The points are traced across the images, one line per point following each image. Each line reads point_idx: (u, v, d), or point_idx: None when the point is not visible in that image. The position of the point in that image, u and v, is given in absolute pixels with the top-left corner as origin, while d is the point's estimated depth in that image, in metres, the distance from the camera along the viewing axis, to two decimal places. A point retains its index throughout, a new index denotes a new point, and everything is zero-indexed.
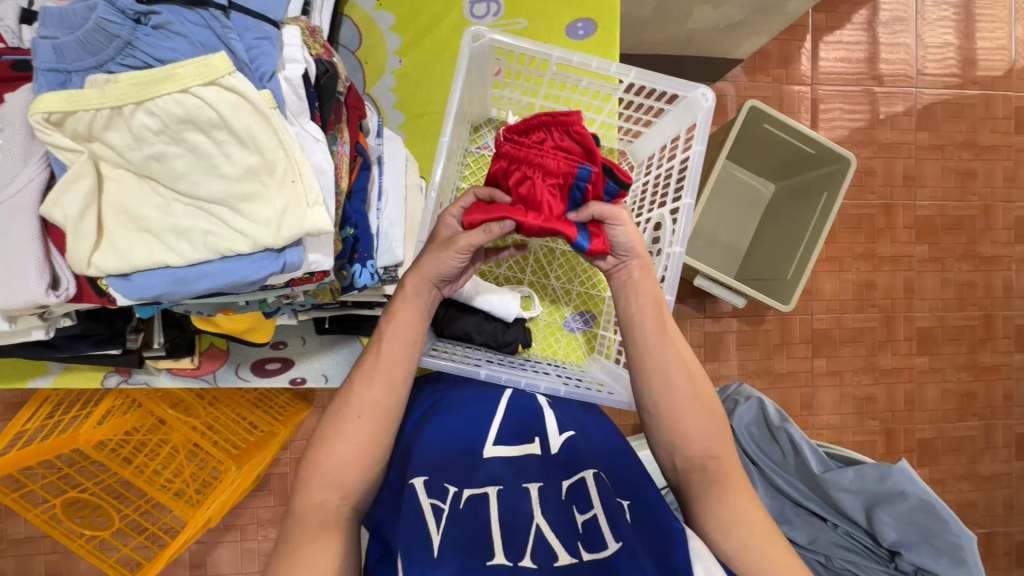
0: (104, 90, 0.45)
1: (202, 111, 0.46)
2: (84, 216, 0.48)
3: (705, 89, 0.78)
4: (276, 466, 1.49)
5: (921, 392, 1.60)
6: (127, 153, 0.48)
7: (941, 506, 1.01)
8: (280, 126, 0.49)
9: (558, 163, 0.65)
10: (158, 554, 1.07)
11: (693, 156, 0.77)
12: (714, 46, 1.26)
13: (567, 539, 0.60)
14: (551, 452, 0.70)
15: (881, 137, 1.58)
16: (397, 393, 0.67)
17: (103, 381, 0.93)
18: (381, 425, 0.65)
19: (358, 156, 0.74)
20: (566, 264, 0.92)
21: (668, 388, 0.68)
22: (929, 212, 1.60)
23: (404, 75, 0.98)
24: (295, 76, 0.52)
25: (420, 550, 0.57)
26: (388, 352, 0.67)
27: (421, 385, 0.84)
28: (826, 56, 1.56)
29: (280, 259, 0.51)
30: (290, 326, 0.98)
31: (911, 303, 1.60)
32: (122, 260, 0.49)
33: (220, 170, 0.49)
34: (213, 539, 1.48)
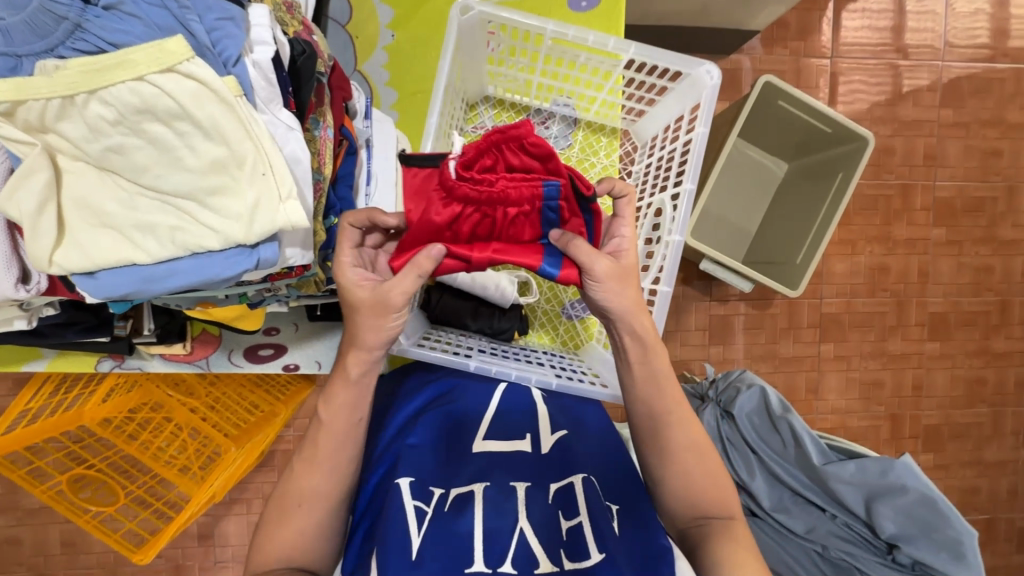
0: (53, 78, 0.41)
1: (160, 100, 0.43)
2: (42, 212, 0.46)
3: (710, 66, 0.72)
4: (279, 443, 1.51)
5: (930, 378, 1.57)
6: (84, 146, 0.45)
7: (942, 502, 1.00)
8: (246, 115, 0.46)
9: (520, 191, 0.59)
10: (164, 530, 1.12)
11: (696, 138, 0.72)
12: (728, 17, 1.18)
13: (550, 545, 0.58)
14: (542, 450, 0.70)
15: (902, 113, 1.51)
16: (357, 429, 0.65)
17: (97, 365, 0.92)
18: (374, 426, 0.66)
19: (343, 140, 0.70)
20: None
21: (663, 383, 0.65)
22: (948, 193, 1.54)
23: (397, 51, 0.94)
24: (263, 60, 0.48)
25: (399, 548, 0.56)
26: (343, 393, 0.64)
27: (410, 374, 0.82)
28: (847, 27, 1.47)
29: (254, 255, 0.49)
30: (282, 313, 0.98)
31: (925, 287, 1.55)
32: (85, 257, 0.47)
33: (184, 162, 0.46)
34: (219, 512, 1.51)
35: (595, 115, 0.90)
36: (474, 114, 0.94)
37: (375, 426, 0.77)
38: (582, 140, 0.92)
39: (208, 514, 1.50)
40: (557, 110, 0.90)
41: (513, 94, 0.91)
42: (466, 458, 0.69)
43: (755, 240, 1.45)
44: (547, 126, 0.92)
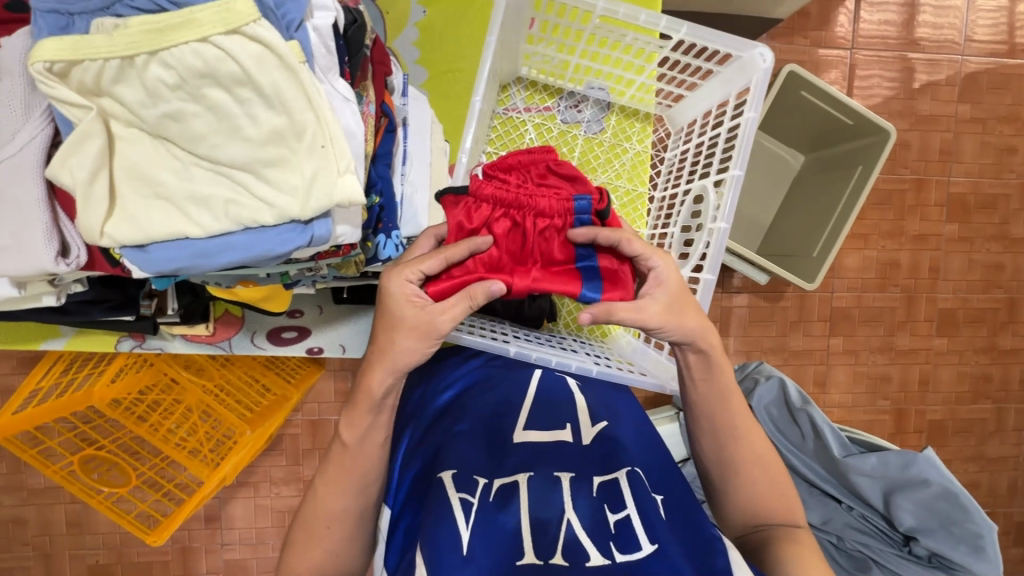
0: (112, 37, 0.40)
1: (223, 64, 0.41)
2: (94, 179, 0.45)
3: (763, 48, 0.71)
4: (288, 427, 1.49)
5: (936, 374, 1.58)
6: (140, 111, 0.43)
7: (964, 496, 0.99)
8: (309, 83, 0.44)
9: (550, 203, 0.62)
10: (178, 509, 1.11)
11: (746, 123, 0.71)
12: (755, 5, 1.16)
13: (598, 538, 0.57)
14: (584, 442, 0.69)
15: (920, 108, 1.49)
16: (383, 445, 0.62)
17: (116, 345, 0.91)
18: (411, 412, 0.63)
19: (383, 117, 0.69)
20: None
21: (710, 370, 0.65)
22: (962, 189, 1.53)
23: (426, 28, 0.91)
24: (324, 25, 0.46)
25: (449, 538, 0.56)
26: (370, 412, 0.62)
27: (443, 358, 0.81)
28: (868, 18, 1.45)
29: (308, 231, 0.47)
30: (307, 296, 0.97)
31: (935, 283, 1.55)
32: (137, 229, 0.46)
33: (242, 132, 0.44)
34: (227, 495, 1.50)
35: (630, 99, 0.87)
36: (506, 95, 0.90)
37: (408, 417, 0.76)
38: (615, 125, 0.90)
39: (216, 497, 1.49)
40: (591, 93, 0.88)
41: (546, 75, 0.88)
42: (507, 449, 0.67)
43: (771, 232, 1.43)
44: (579, 111, 0.89)
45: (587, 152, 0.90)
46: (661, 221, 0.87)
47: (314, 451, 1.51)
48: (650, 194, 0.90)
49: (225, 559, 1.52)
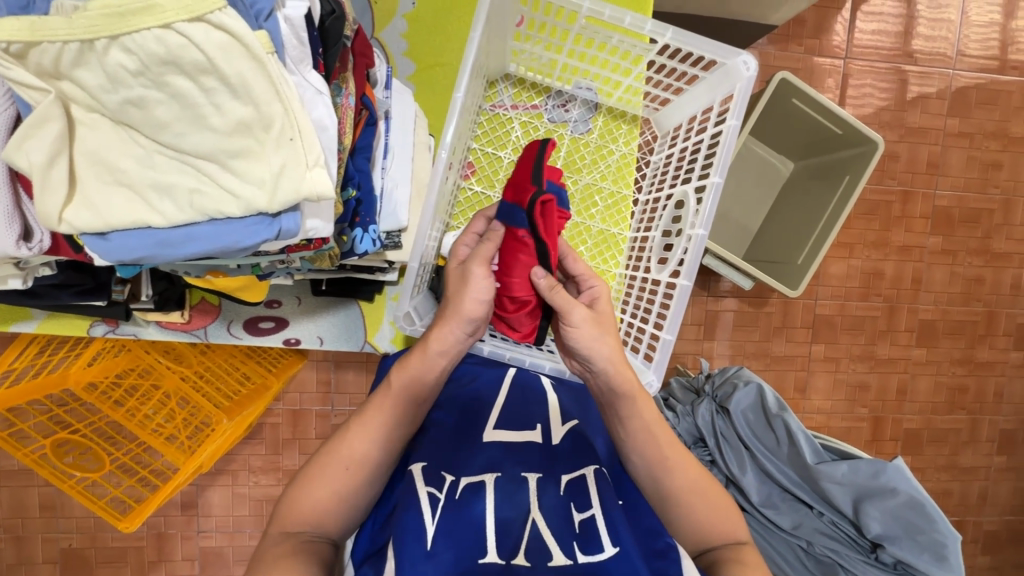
0: (71, 19, 0.39)
1: (187, 52, 0.40)
2: (53, 163, 0.44)
3: (747, 56, 0.70)
4: (268, 416, 1.49)
5: (914, 383, 1.60)
6: (102, 96, 0.42)
7: (930, 505, 1.02)
8: (277, 75, 0.43)
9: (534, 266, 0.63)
10: (151, 497, 1.10)
11: (727, 131, 0.71)
12: (748, 9, 1.17)
13: (562, 538, 0.57)
14: (553, 441, 0.69)
15: (910, 120, 1.50)
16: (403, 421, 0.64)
17: (90, 329, 0.90)
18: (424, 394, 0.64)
19: (364, 109, 0.68)
20: (600, 242, 0.90)
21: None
22: (947, 202, 1.54)
23: (416, 20, 0.90)
24: (296, 16, 0.45)
25: (415, 528, 0.56)
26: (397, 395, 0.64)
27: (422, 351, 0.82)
28: (862, 28, 1.46)
29: (275, 225, 0.47)
30: (286, 285, 0.95)
31: (916, 294, 1.57)
32: (98, 216, 0.45)
33: (208, 121, 0.43)
34: (204, 482, 1.50)
35: (618, 100, 0.87)
36: (493, 92, 0.89)
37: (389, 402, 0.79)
38: (602, 126, 0.89)
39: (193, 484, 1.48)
40: (578, 93, 0.87)
41: (534, 73, 0.87)
42: (477, 444, 0.68)
43: (757, 237, 1.44)
44: (567, 110, 0.89)
45: (572, 152, 0.89)
46: (643, 224, 0.88)
47: (293, 441, 1.50)
48: (634, 197, 0.90)
49: (200, 547, 1.51)
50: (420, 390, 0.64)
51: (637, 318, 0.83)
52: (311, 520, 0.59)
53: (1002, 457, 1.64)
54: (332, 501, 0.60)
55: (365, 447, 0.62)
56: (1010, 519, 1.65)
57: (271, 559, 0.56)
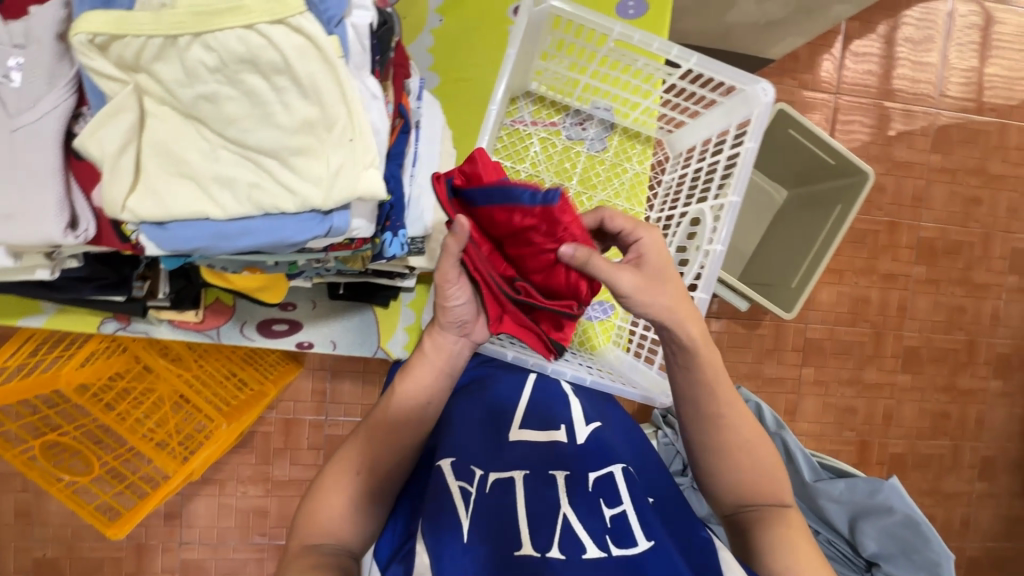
0: (157, 16, 0.41)
1: (265, 52, 0.42)
2: (123, 153, 0.45)
3: (765, 84, 0.74)
4: (261, 424, 1.46)
5: (900, 408, 1.64)
6: (177, 90, 0.44)
7: (926, 524, 1.03)
8: (344, 77, 0.45)
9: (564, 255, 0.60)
10: (144, 501, 1.07)
11: (744, 153, 0.74)
12: (746, 43, 1.27)
13: (595, 532, 0.58)
14: (579, 441, 0.71)
15: (896, 154, 1.58)
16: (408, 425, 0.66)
17: (99, 326, 0.89)
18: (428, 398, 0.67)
19: (399, 117, 0.70)
20: None
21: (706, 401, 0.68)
22: (931, 234, 1.61)
23: (442, 36, 0.93)
24: (363, 24, 0.48)
25: (448, 526, 0.58)
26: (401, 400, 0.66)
27: None
28: (852, 67, 1.54)
29: (326, 222, 0.48)
30: (303, 289, 0.96)
31: (902, 321, 1.62)
32: (160, 206, 0.46)
33: (275, 119, 0.45)
34: (191, 491, 1.46)
35: (634, 121, 0.91)
36: (514, 108, 0.91)
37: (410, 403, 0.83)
38: (617, 145, 0.93)
39: (178, 494, 1.44)
40: (596, 112, 0.91)
41: (554, 93, 0.90)
42: (504, 445, 0.69)
43: (752, 261, 1.49)
44: (584, 129, 0.93)
45: (588, 168, 0.92)
46: None
47: (285, 451, 1.48)
48: (646, 215, 0.92)
49: (182, 559, 1.47)
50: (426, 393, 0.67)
51: (650, 329, 0.85)
52: (330, 529, 0.62)
53: (983, 483, 1.68)
54: (347, 507, 0.63)
55: (376, 450, 0.65)
56: (990, 546, 1.69)
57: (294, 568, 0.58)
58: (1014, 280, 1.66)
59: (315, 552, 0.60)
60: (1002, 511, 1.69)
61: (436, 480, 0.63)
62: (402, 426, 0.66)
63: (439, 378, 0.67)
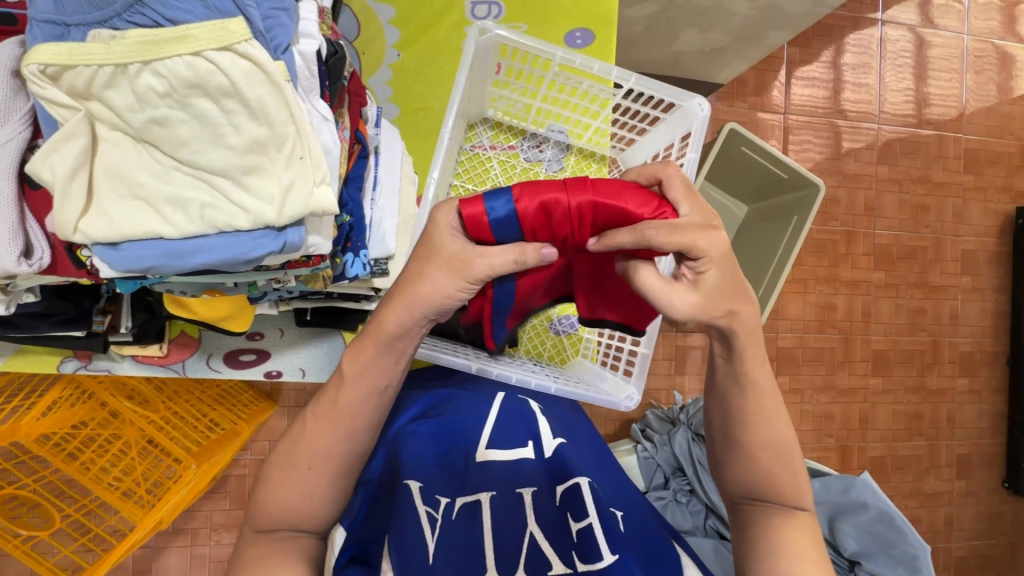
0: (109, 46, 0.44)
1: (213, 76, 0.45)
2: (74, 176, 0.47)
3: (701, 99, 0.79)
4: (235, 467, 1.41)
5: (874, 412, 1.68)
6: (127, 115, 0.46)
7: (899, 517, 1.05)
8: (292, 99, 0.49)
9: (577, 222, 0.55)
10: (103, 557, 1.02)
11: (688, 164, 0.80)
12: (696, 69, 1.35)
13: (562, 548, 0.67)
14: (545, 455, 0.74)
15: (845, 168, 1.67)
16: (359, 412, 0.56)
17: (58, 366, 0.87)
18: (373, 387, 0.56)
19: (356, 143, 0.73)
20: None
21: (713, 393, 0.62)
22: (886, 241, 1.69)
23: (401, 69, 0.98)
24: (309, 51, 0.52)
25: (418, 554, 0.62)
26: (351, 379, 0.56)
27: (418, 382, 0.86)
28: (797, 90, 1.64)
29: (281, 238, 0.50)
30: (268, 318, 0.96)
31: (868, 326, 1.68)
32: (112, 227, 0.48)
33: (226, 140, 0.48)
34: (161, 543, 1.39)
35: (587, 142, 0.95)
36: (473, 133, 0.96)
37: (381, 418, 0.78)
38: (573, 165, 0.97)
39: (148, 546, 1.37)
40: (551, 135, 0.95)
41: (511, 118, 0.95)
42: (470, 467, 0.72)
43: None
44: (541, 150, 0.97)
45: None
46: None
47: None
48: None
49: None
50: (378, 372, 0.56)
51: (614, 338, 0.87)
52: (277, 519, 0.56)
53: (962, 481, 1.71)
54: (302, 501, 0.56)
55: (326, 440, 0.56)
56: (976, 544, 1.71)
57: (246, 561, 0.55)
58: (968, 281, 1.75)
59: (269, 535, 0.57)
60: (984, 507, 1.72)
61: (403, 502, 0.65)
62: (353, 414, 0.56)
63: (389, 355, 0.56)
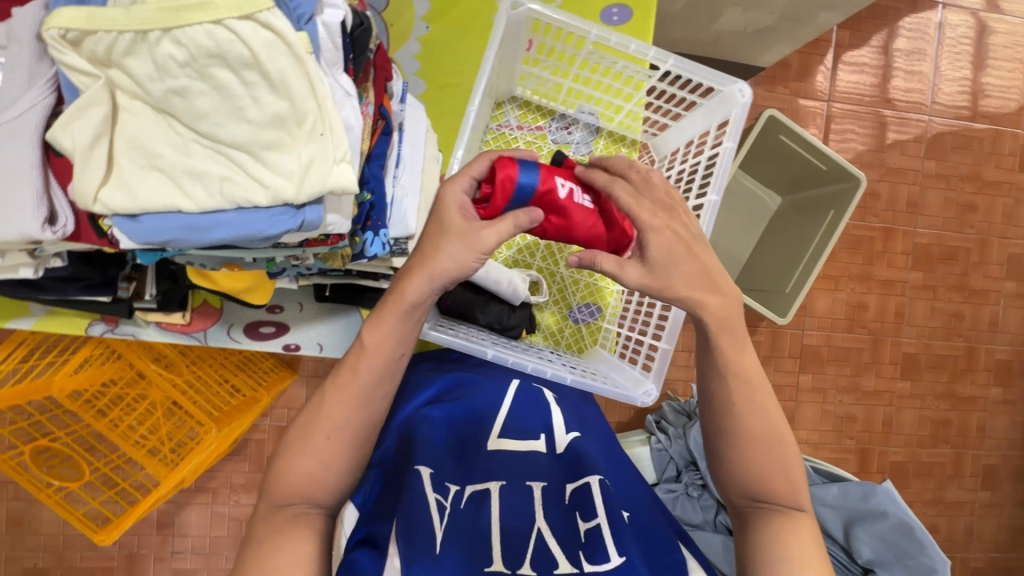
0: (129, 12, 0.43)
1: (233, 46, 0.44)
2: (94, 146, 0.47)
3: (742, 84, 0.75)
4: (254, 431, 1.45)
5: (899, 416, 1.63)
6: (148, 85, 0.45)
7: (919, 528, 1.01)
8: (313, 73, 0.47)
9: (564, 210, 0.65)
10: (129, 511, 1.06)
11: (723, 153, 0.75)
12: (736, 51, 1.29)
13: (569, 546, 0.65)
14: (557, 450, 0.75)
15: (889, 161, 1.58)
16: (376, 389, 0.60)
17: (86, 329, 0.89)
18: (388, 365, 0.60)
19: (380, 119, 0.72)
20: None
21: None
22: (926, 240, 1.61)
23: (430, 43, 0.95)
24: (332, 22, 0.50)
25: (425, 537, 0.62)
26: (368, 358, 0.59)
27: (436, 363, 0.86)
28: (843, 76, 1.55)
29: (299, 216, 0.49)
30: (289, 291, 0.97)
31: (900, 328, 1.61)
32: (131, 198, 0.47)
33: (246, 113, 0.47)
34: (183, 499, 1.45)
35: (618, 125, 0.92)
36: (500, 112, 0.94)
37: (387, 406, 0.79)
38: (602, 148, 0.94)
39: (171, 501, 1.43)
40: (580, 117, 0.92)
41: (539, 97, 0.92)
42: (481, 455, 0.73)
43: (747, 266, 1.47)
44: (570, 132, 0.95)
45: None
46: None
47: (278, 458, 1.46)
48: None
49: (175, 568, 1.45)
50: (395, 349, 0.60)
51: (634, 331, 0.85)
52: (293, 493, 0.58)
53: (987, 492, 1.66)
54: (317, 474, 0.58)
55: (344, 414, 0.58)
56: (995, 556, 1.66)
57: (261, 538, 0.57)
58: (1012, 286, 1.66)
59: (284, 512, 0.58)
60: (1007, 520, 1.66)
61: (413, 488, 0.65)
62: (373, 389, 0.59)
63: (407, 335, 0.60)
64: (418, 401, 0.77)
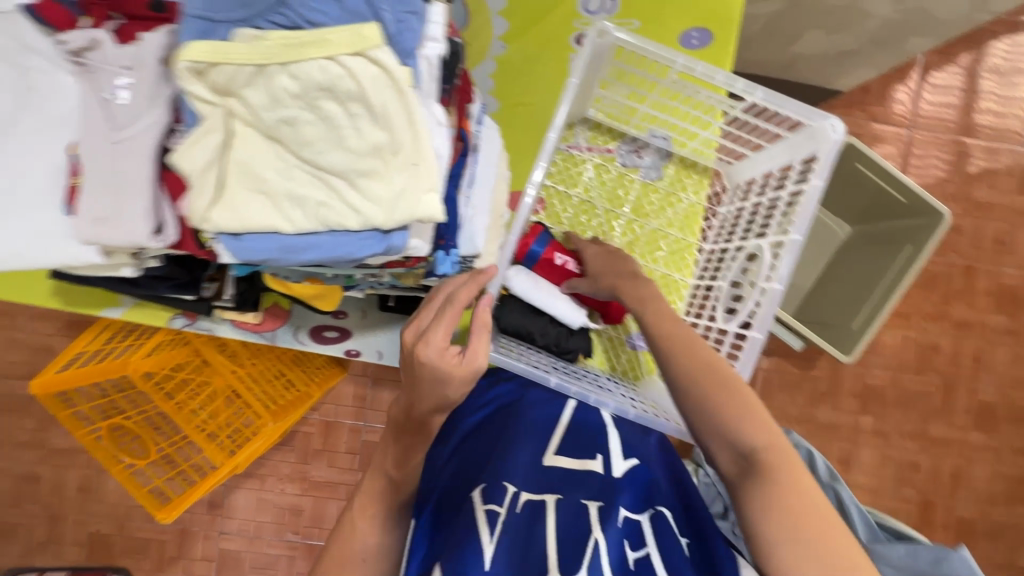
0: (253, 46, 0.46)
1: (343, 81, 0.47)
2: (208, 169, 0.50)
3: (835, 119, 0.71)
4: (304, 424, 1.50)
5: (970, 470, 1.49)
6: (261, 114, 0.48)
7: None
8: (413, 105, 0.49)
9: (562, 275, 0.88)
10: (191, 490, 1.13)
11: (810, 189, 0.71)
12: (815, 74, 1.23)
13: (621, 572, 0.59)
14: (613, 475, 0.72)
15: (975, 194, 1.47)
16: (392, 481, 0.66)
17: (170, 322, 0.95)
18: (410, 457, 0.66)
19: (460, 141, 0.72)
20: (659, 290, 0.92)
21: None
22: (1014, 281, 1.48)
23: (505, 62, 0.96)
24: (432, 55, 0.52)
25: (473, 552, 0.60)
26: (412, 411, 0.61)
27: (493, 381, 0.87)
28: (927, 100, 1.45)
29: (386, 241, 0.51)
30: (354, 299, 1.00)
31: (977, 374, 1.49)
32: (236, 219, 0.49)
33: (347, 143, 0.48)
34: (233, 483, 1.51)
35: (690, 151, 0.91)
36: (570, 134, 0.94)
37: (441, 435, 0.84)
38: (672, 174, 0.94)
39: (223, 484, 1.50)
40: (652, 141, 0.92)
41: (612, 120, 0.92)
42: (538, 469, 0.72)
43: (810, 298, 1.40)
44: (640, 156, 0.94)
45: (644, 197, 0.94)
46: (707, 272, 0.89)
47: (323, 453, 1.50)
48: (698, 246, 0.93)
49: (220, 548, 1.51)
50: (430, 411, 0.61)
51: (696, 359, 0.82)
52: None
53: None
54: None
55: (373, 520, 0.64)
56: None
57: None
58: None
59: None
60: None
61: (468, 509, 0.66)
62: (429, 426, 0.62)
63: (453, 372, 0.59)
64: (471, 422, 0.83)
